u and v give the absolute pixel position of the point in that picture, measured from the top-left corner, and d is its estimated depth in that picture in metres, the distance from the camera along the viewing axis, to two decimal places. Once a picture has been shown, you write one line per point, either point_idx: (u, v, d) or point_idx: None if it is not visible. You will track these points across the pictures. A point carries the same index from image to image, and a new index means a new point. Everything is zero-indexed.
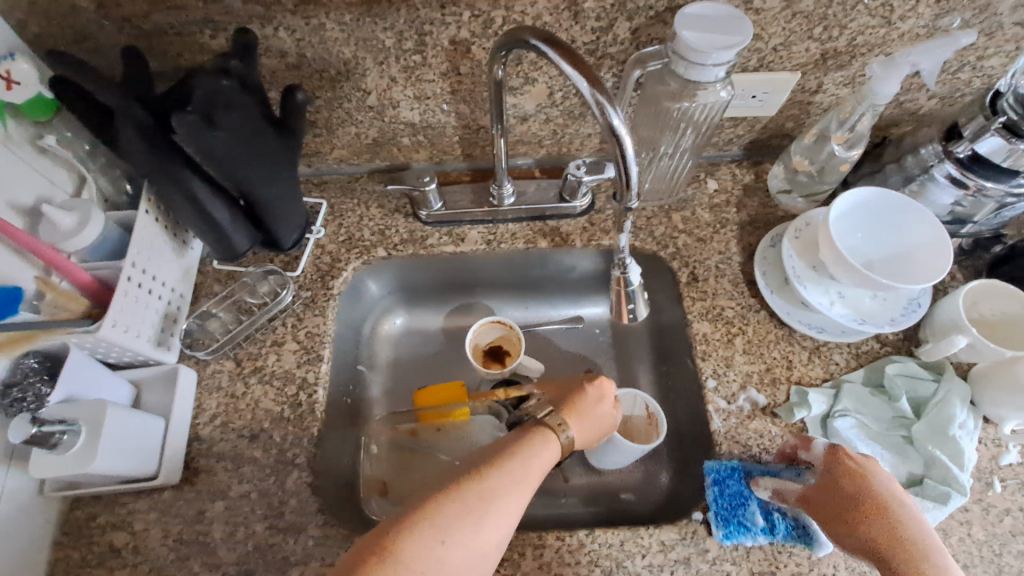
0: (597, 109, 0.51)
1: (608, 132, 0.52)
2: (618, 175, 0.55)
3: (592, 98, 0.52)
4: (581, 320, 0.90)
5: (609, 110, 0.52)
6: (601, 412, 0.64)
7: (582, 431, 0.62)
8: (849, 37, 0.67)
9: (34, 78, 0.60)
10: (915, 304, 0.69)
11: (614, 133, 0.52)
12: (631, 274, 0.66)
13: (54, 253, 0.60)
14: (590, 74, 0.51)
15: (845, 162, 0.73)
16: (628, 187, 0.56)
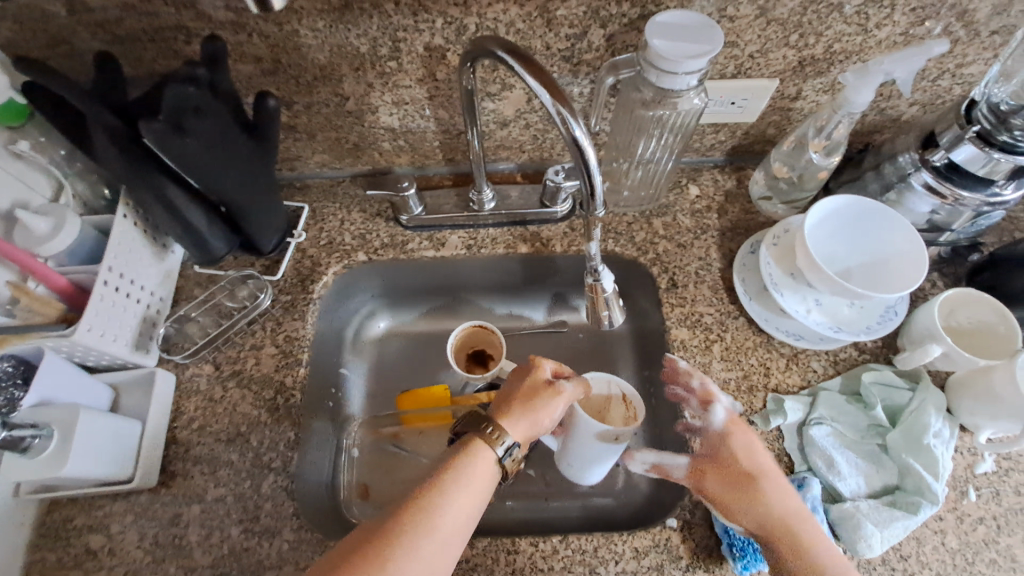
0: (561, 119, 0.52)
1: (570, 143, 0.53)
2: (584, 184, 0.56)
3: (555, 111, 0.52)
4: (564, 324, 0.90)
5: (572, 122, 0.52)
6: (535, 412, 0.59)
7: (522, 426, 0.58)
8: (826, 45, 0.67)
9: (5, 84, 0.61)
10: (891, 313, 0.70)
11: (578, 144, 0.53)
12: (605, 282, 0.66)
13: (28, 259, 0.60)
14: (552, 86, 0.52)
15: (824, 169, 0.72)
16: (593, 197, 0.58)
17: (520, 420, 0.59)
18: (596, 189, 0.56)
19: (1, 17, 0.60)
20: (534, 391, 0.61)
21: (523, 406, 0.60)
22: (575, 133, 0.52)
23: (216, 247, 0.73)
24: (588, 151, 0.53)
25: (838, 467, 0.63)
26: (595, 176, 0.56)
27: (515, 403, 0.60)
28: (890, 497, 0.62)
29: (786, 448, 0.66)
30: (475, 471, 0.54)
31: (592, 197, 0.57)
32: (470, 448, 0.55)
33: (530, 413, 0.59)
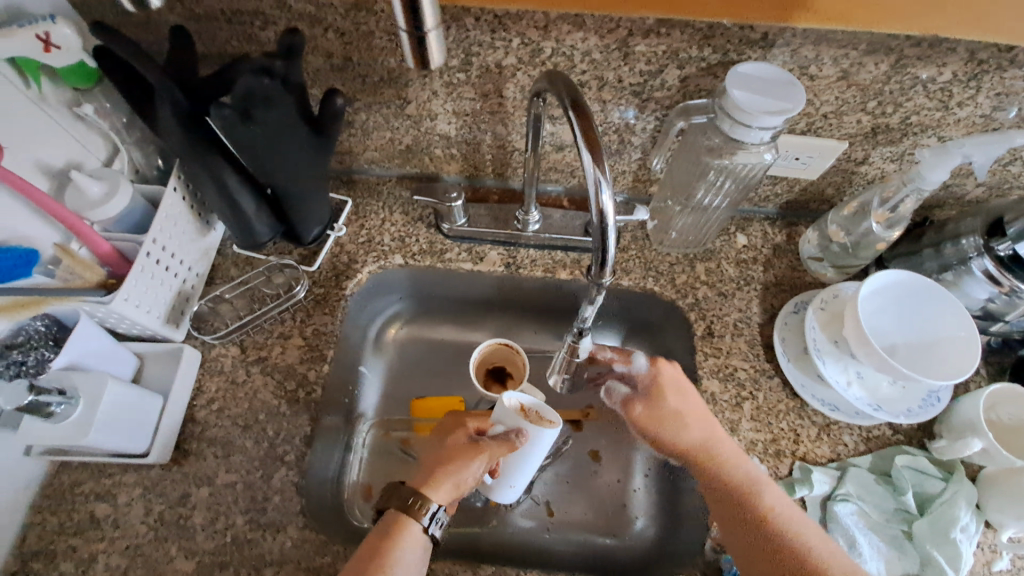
0: (592, 181, 0.47)
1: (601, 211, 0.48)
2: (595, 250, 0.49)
3: (592, 170, 0.47)
4: None
5: (603, 183, 0.47)
6: (460, 477, 0.61)
7: (445, 493, 0.60)
8: (903, 115, 0.65)
9: (76, 45, 0.58)
10: (934, 397, 0.67)
11: (601, 209, 0.47)
12: (585, 346, 0.63)
13: (79, 221, 0.60)
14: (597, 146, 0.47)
15: (882, 241, 0.71)
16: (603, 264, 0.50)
17: (441, 486, 0.60)
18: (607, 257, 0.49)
19: None
20: (454, 454, 0.62)
21: (442, 473, 0.61)
22: (602, 199, 0.47)
23: (260, 233, 0.73)
24: (610, 216, 0.47)
25: (860, 549, 0.61)
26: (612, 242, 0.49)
27: (435, 468, 0.61)
28: None
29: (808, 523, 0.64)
30: (403, 547, 0.57)
31: (600, 267, 0.50)
32: (397, 529, 0.58)
33: (450, 479, 0.60)
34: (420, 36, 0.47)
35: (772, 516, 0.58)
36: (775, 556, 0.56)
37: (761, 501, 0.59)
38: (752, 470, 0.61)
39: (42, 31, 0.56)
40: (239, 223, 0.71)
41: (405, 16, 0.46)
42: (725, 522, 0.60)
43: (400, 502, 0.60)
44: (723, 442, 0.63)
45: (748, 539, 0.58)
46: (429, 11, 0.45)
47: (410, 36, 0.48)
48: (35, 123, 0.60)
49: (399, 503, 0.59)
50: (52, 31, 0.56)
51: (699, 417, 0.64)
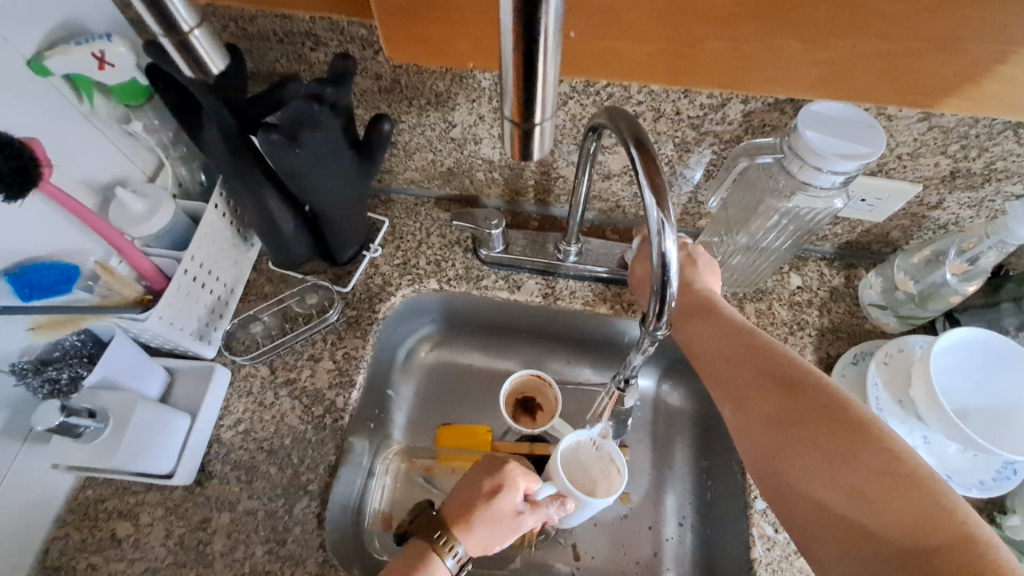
0: (655, 225, 0.44)
1: (656, 252, 0.45)
2: (649, 306, 0.47)
3: (655, 213, 0.44)
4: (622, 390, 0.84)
5: (667, 228, 0.44)
6: (494, 531, 0.58)
7: (480, 539, 0.58)
8: (987, 160, 0.60)
9: (129, 63, 0.58)
10: (1009, 471, 0.61)
11: (664, 256, 0.44)
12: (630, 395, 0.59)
13: (121, 240, 0.60)
14: (660, 188, 0.44)
15: (958, 295, 0.65)
16: (657, 318, 0.47)
17: (476, 534, 0.57)
18: (665, 310, 0.46)
19: None
20: (502, 510, 0.58)
21: (483, 520, 0.57)
22: (665, 245, 0.44)
23: (297, 252, 0.72)
24: (672, 266, 0.44)
25: None
26: (670, 295, 0.46)
27: (468, 507, 0.59)
28: None
29: None
30: None
31: (656, 318, 0.47)
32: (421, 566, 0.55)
33: (486, 528, 0.57)
34: (527, 129, 0.44)
35: (793, 385, 0.53)
36: (797, 433, 0.51)
37: (777, 377, 0.54)
38: (764, 341, 0.57)
39: (97, 50, 0.55)
40: (278, 242, 0.70)
41: (515, 110, 0.42)
42: (737, 401, 0.56)
43: (430, 534, 0.57)
44: (730, 323, 0.60)
45: (768, 408, 0.53)
46: (545, 107, 0.42)
47: (516, 129, 0.44)
48: (82, 137, 0.60)
49: (427, 535, 0.57)
50: (107, 49, 0.56)
51: (713, 281, 0.66)
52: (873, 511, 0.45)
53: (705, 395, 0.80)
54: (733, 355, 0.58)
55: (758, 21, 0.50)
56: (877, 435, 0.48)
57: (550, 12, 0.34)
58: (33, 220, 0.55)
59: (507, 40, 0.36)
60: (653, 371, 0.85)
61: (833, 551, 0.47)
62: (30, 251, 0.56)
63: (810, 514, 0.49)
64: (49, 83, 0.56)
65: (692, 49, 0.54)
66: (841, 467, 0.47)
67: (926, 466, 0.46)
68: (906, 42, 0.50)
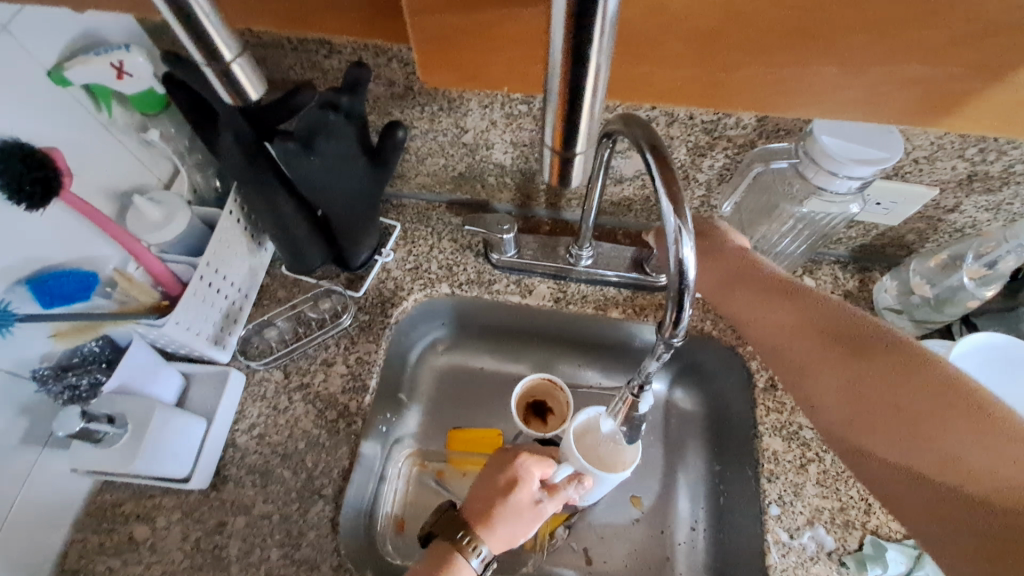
0: (672, 232, 0.44)
1: (672, 259, 0.45)
2: (666, 309, 0.46)
3: (672, 222, 0.44)
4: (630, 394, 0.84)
5: (684, 236, 0.44)
6: (517, 521, 0.58)
7: (503, 535, 0.58)
8: (1005, 164, 0.60)
9: (147, 72, 0.59)
10: None
11: (680, 264, 0.44)
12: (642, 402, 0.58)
13: (138, 246, 0.61)
14: (676, 193, 0.44)
15: (974, 299, 0.64)
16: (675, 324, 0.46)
17: (500, 529, 0.57)
18: (681, 317, 0.45)
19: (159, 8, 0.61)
20: (522, 503, 0.58)
21: (507, 516, 0.58)
22: (682, 253, 0.44)
23: (310, 258, 0.73)
24: (689, 274, 0.44)
25: None
26: (686, 303, 0.45)
27: (488, 501, 0.59)
28: None
29: None
30: None
31: (672, 326, 0.47)
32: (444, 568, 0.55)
33: (508, 521, 0.58)
34: (567, 157, 0.46)
35: (866, 350, 0.55)
36: (874, 399, 0.53)
37: (848, 345, 0.56)
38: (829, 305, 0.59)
39: (116, 59, 0.56)
40: (291, 247, 0.70)
41: (558, 140, 0.45)
42: (809, 368, 0.57)
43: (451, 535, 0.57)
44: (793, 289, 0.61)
45: (839, 377, 0.55)
46: (586, 135, 0.44)
47: (556, 156, 0.47)
48: (101, 146, 0.61)
49: (448, 535, 0.57)
50: (126, 59, 0.57)
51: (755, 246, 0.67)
52: (971, 467, 0.46)
53: (718, 400, 0.80)
54: (800, 322, 0.59)
55: (803, 54, 0.46)
56: (958, 391, 0.50)
57: (602, 45, 0.36)
58: (53, 227, 0.56)
59: (556, 72, 0.38)
60: (664, 375, 0.85)
61: (931, 510, 0.47)
62: (51, 259, 0.57)
63: (898, 477, 0.50)
64: (68, 93, 0.56)
65: (726, 74, 0.49)
66: (922, 425, 0.49)
67: (1017, 421, 0.47)
68: (953, 70, 0.46)
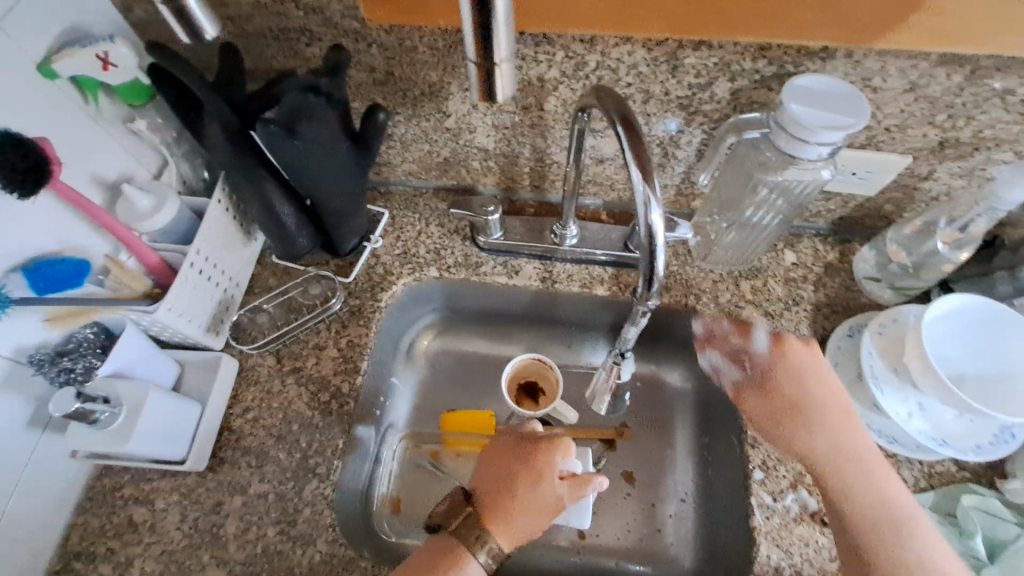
0: (640, 199, 0.45)
1: (640, 224, 0.46)
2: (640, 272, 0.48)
3: (641, 190, 0.46)
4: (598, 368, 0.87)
5: (653, 202, 0.45)
6: (536, 520, 0.59)
7: (518, 534, 0.59)
8: (975, 129, 0.61)
9: (131, 63, 0.60)
10: (1008, 435, 0.61)
11: (650, 230, 0.46)
12: (624, 369, 0.64)
13: (128, 234, 0.62)
14: (643, 161, 0.45)
15: (948, 263, 0.66)
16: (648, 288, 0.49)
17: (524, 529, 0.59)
18: (655, 282, 0.47)
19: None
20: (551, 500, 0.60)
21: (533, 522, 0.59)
22: (651, 219, 0.45)
23: (298, 245, 0.74)
24: (659, 240, 0.46)
25: None
26: (658, 267, 0.47)
27: (512, 502, 0.59)
28: None
29: None
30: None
31: (648, 289, 0.49)
32: (458, 561, 0.56)
33: (525, 521, 0.59)
34: (489, 69, 0.48)
35: (899, 533, 0.55)
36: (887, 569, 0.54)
37: (864, 463, 0.58)
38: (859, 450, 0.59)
39: (101, 51, 0.58)
40: (278, 234, 0.71)
41: (476, 50, 0.47)
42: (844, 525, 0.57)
43: (467, 530, 0.58)
44: (819, 437, 0.60)
45: (867, 509, 0.56)
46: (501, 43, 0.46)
47: (478, 68, 0.48)
48: (90, 137, 0.62)
49: (466, 532, 0.58)
50: (110, 51, 0.58)
51: (818, 381, 0.63)
52: None
53: (705, 374, 0.81)
54: (836, 470, 0.58)
55: None
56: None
57: None
58: (44, 216, 0.57)
59: None
60: (652, 353, 0.86)
61: None
62: (44, 246, 0.58)
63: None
64: (57, 86, 0.58)
65: None
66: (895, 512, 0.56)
67: None
68: None
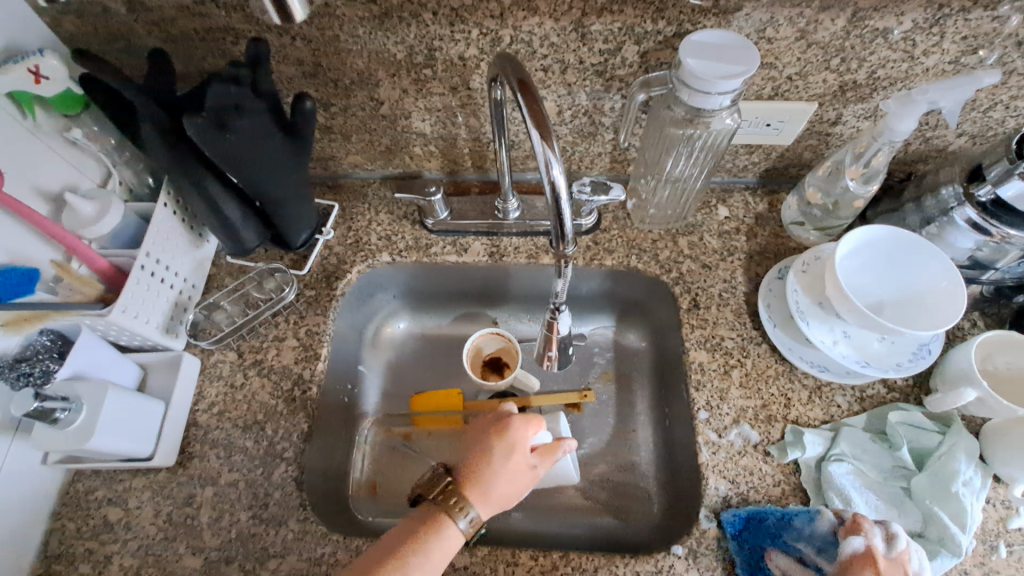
0: (542, 158, 0.49)
1: (545, 179, 0.51)
2: (552, 224, 0.54)
3: (542, 148, 0.49)
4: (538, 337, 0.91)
5: (552, 160, 0.49)
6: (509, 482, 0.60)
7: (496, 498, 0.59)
8: (869, 70, 0.65)
9: (62, 73, 0.63)
10: (926, 351, 0.66)
11: (553, 183, 0.50)
12: (561, 323, 0.72)
13: (75, 240, 0.64)
14: (543, 121, 0.49)
15: (860, 198, 0.71)
16: (563, 237, 0.55)
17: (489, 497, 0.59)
18: (565, 233, 0.53)
19: (66, 12, 0.65)
20: (516, 465, 0.60)
21: (494, 486, 0.59)
22: (553, 174, 0.50)
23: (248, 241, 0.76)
24: (562, 191, 0.50)
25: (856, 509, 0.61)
26: (567, 218, 0.53)
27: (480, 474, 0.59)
28: None
29: (802, 482, 0.64)
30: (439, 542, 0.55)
31: (561, 240, 0.55)
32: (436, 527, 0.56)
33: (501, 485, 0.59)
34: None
35: None
36: None
37: None
38: None
39: (31, 64, 0.60)
40: (226, 233, 0.73)
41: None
42: None
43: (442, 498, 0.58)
44: None
45: None
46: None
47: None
48: (30, 150, 0.64)
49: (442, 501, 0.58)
50: (41, 63, 0.61)
51: None
52: None
53: (656, 331, 0.85)
54: None
55: None
56: None
57: None
58: None
59: None
60: (607, 317, 0.90)
61: None
62: None
63: None
64: None
65: None
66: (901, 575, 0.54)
67: None
68: None
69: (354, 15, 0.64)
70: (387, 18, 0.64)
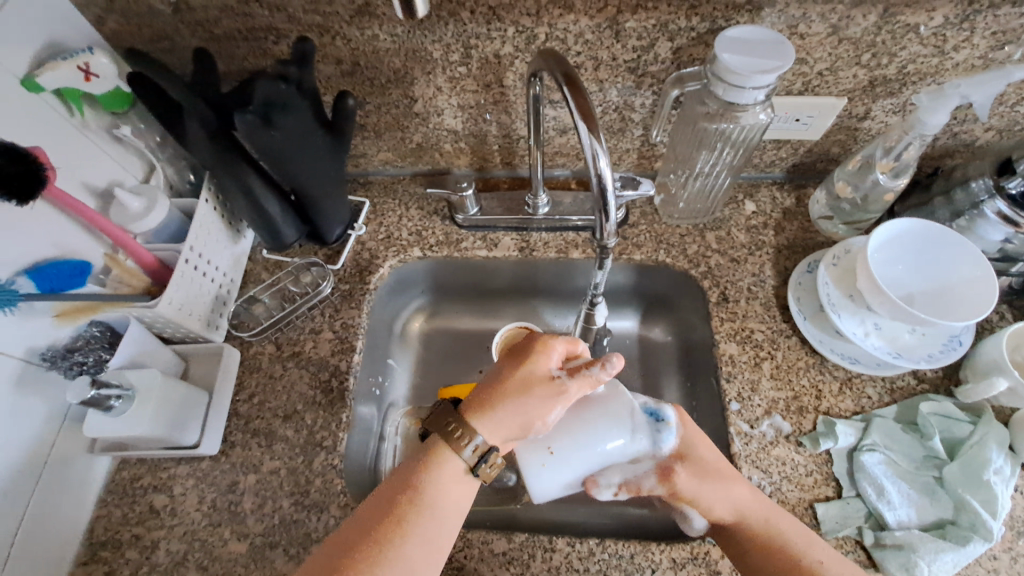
0: (589, 150, 0.51)
1: (591, 171, 0.52)
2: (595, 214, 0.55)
3: (589, 142, 0.51)
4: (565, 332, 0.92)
5: (599, 152, 0.51)
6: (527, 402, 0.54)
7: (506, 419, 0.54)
8: (900, 65, 0.66)
9: (112, 71, 0.65)
10: (956, 342, 0.67)
11: (600, 175, 0.52)
12: (598, 314, 0.74)
13: (124, 235, 0.65)
14: (588, 115, 0.50)
15: (890, 191, 0.72)
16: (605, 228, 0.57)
17: (496, 421, 0.54)
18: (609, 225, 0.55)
19: (112, 12, 0.67)
20: (527, 377, 0.55)
21: (501, 404, 0.54)
22: (599, 166, 0.52)
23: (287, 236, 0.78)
24: (608, 183, 0.52)
25: (888, 496, 0.62)
26: (610, 210, 0.55)
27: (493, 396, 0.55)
28: (940, 530, 0.60)
29: (835, 473, 0.65)
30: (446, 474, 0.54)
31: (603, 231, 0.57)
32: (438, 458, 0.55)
33: (512, 409, 0.54)
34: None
35: None
36: None
37: None
38: None
39: (82, 62, 0.62)
40: (266, 228, 0.75)
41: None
42: None
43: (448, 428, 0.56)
44: None
45: None
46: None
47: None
48: (81, 148, 0.66)
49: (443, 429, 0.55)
50: (91, 61, 0.63)
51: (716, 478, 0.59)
52: None
53: (683, 324, 0.86)
54: None
55: None
56: None
57: None
58: (41, 221, 0.61)
59: None
60: (633, 311, 0.91)
61: None
62: (46, 251, 0.62)
63: None
64: (45, 101, 0.62)
65: None
66: (712, 482, 0.59)
67: None
68: None
69: (394, 15, 0.65)
70: (426, 17, 0.65)
